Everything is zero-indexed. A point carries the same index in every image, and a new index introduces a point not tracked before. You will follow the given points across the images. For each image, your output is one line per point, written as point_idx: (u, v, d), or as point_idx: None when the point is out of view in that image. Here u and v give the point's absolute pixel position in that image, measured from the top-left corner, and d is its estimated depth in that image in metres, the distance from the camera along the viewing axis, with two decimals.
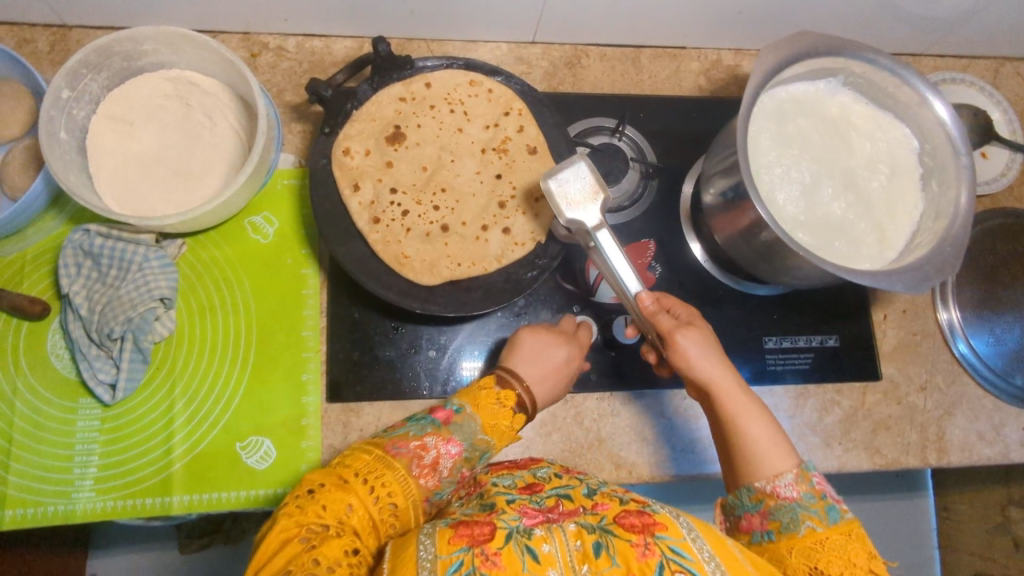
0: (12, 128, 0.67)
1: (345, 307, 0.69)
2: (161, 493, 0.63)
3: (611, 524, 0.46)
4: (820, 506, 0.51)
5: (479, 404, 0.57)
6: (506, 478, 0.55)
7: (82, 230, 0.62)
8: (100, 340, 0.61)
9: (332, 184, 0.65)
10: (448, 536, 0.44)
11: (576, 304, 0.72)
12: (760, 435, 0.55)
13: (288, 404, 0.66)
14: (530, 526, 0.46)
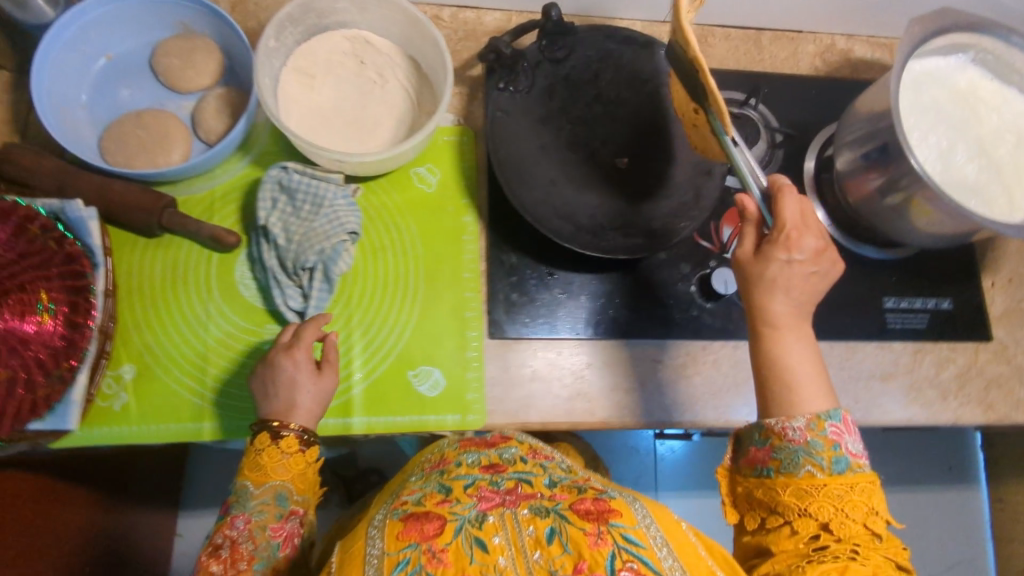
0: (204, 77, 0.72)
1: (504, 253, 0.73)
2: (342, 414, 0.68)
3: (566, 509, 0.56)
4: (827, 453, 0.56)
5: (263, 466, 0.60)
6: (473, 454, 0.64)
7: (280, 167, 0.67)
8: (294, 269, 0.66)
9: (503, 134, 0.70)
10: (397, 530, 0.54)
11: (712, 259, 0.77)
12: (798, 361, 0.60)
13: (454, 339, 0.71)
14: (483, 514, 0.56)
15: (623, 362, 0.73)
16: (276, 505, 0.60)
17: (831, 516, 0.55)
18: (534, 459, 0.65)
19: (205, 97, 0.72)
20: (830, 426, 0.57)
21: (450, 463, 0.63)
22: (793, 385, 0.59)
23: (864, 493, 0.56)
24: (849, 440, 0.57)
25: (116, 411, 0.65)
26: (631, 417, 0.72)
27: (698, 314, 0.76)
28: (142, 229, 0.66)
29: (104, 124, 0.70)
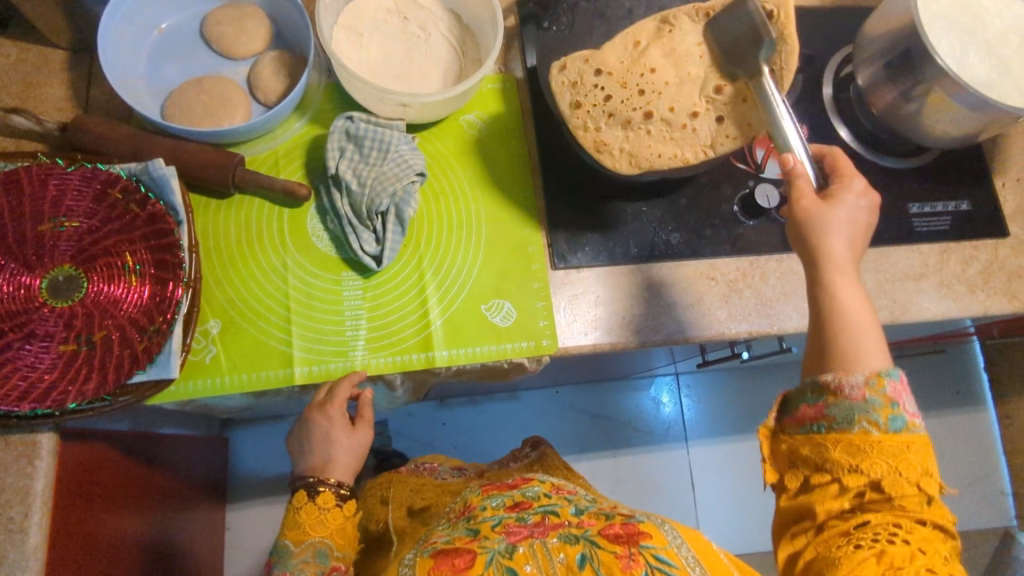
0: (256, 42, 0.75)
1: (559, 187, 0.77)
2: (424, 349, 0.70)
3: (596, 535, 0.71)
4: (884, 411, 0.56)
5: (302, 522, 0.71)
6: (497, 498, 0.82)
7: (345, 117, 0.70)
8: (369, 213, 0.69)
9: (550, 71, 0.73)
10: (430, 565, 0.70)
11: (750, 179, 0.82)
12: (851, 297, 0.60)
13: (521, 270, 0.75)
14: (513, 546, 0.71)
15: (679, 282, 0.77)
16: (317, 561, 0.69)
17: (885, 467, 0.56)
18: (559, 495, 0.83)
19: (258, 61, 0.75)
20: (888, 382, 0.57)
21: (475, 509, 0.81)
22: (852, 332, 0.59)
23: (917, 450, 0.56)
24: (906, 399, 0.58)
25: (208, 362, 0.66)
26: (692, 331, 0.76)
27: (743, 231, 0.80)
28: (216, 186, 0.69)
29: (165, 94, 0.73)
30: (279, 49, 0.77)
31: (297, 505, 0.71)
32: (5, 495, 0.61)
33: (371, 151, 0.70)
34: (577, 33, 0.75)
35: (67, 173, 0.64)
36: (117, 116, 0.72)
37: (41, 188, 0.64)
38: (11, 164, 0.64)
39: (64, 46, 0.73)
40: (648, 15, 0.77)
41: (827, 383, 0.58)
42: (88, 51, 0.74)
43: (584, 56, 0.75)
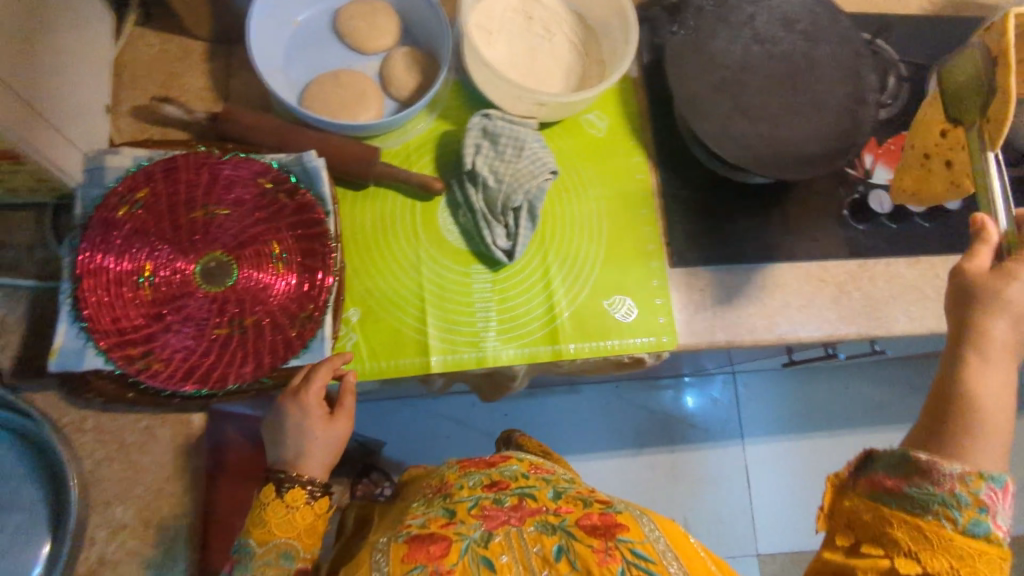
0: (387, 38, 0.76)
1: (676, 188, 0.79)
2: (552, 342, 0.72)
3: (571, 526, 0.66)
4: (970, 511, 0.48)
5: (265, 519, 0.61)
6: (475, 477, 0.77)
7: (482, 115, 0.72)
8: (504, 208, 0.71)
9: (677, 74, 0.75)
10: (401, 553, 0.64)
11: (861, 184, 0.83)
12: (996, 392, 0.52)
13: (641, 268, 0.76)
14: (487, 536, 0.66)
15: (792, 283, 0.79)
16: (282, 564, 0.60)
17: (950, 565, 0.48)
18: (535, 475, 0.78)
19: (390, 56, 0.76)
20: (987, 485, 0.48)
21: (451, 488, 0.76)
22: (988, 429, 0.51)
23: (990, 561, 0.48)
24: (1002, 510, 0.49)
25: (350, 349, 0.68)
26: (805, 331, 0.78)
27: (852, 235, 0.82)
28: (359, 177, 0.70)
29: (301, 87, 0.74)
30: (408, 46, 0.78)
31: (262, 497, 0.61)
32: (165, 471, 0.64)
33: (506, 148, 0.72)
34: (702, 38, 0.77)
35: (222, 161, 0.65)
36: (257, 107, 0.74)
37: (196, 174, 0.64)
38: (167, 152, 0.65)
39: (206, 38, 0.74)
40: (770, 21, 0.79)
41: (920, 465, 0.50)
42: (227, 43, 0.75)
43: (709, 60, 0.76)
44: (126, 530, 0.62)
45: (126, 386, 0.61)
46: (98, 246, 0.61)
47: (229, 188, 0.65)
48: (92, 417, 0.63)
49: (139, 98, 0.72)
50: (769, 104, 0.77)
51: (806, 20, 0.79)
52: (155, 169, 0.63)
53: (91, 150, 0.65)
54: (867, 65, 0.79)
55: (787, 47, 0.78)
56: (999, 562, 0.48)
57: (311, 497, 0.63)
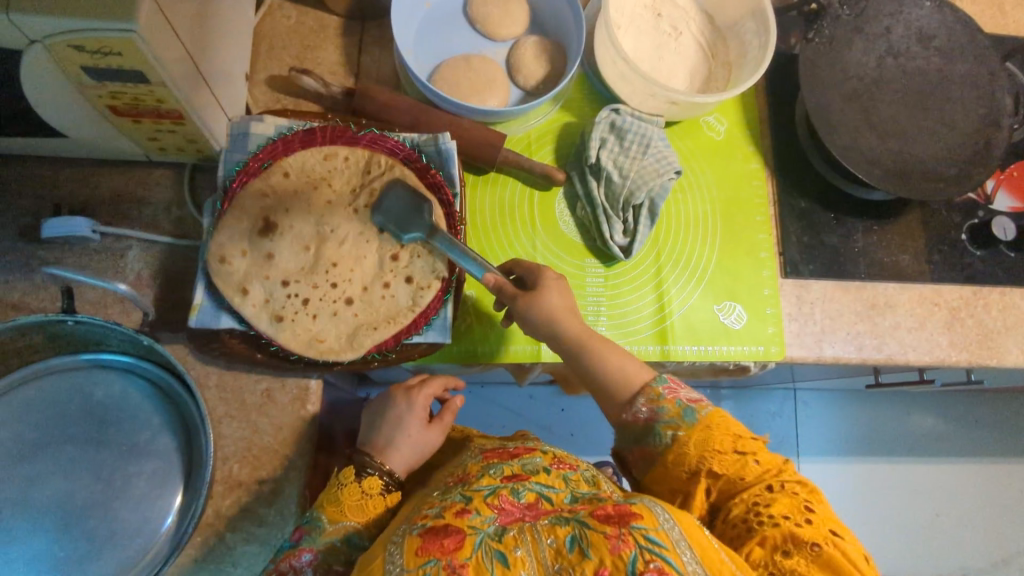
0: (518, 26, 0.76)
1: (795, 198, 0.78)
2: (661, 342, 0.72)
3: (587, 516, 0.52)
4: (674, 411, 0.58)
5: (343, 500, 0.58)
6: (497, 467, 0.63)
7: (610, 110, 0.72)
8: (625, 205, 0.71)
9: (811, 83, 0.74)
10: (416, 546, 0.51)
11: (980, 210, 0.81)
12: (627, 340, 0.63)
13: (753, 275, 0.75)
14: (502, 529, 0.53)
15: (903, 304, 0.78)
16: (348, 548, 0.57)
17: (733, 447, 0.55)
18: (557, 472, 0.63)
19: (520, 44, 0.76)
20: (662, 388, 0.59)
21: (472, 478, 0.61)
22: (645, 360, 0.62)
23: (722, 424, 0.57)
24: (684, 393, 0.60)
25: (462, 331, 0.69)
26: (914, 354, 0.76)
27: (970, 260, 0.79)
28: (484, 161, 0.71)
29: (431, 69, 0.75)
30: (536, 36, 0.78)
31: (346, 478, 0.60)
32: (282, 433, 0.64)
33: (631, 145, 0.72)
34: (837, 49, 0.75)
35: (357, 136, 0.66)
36: (387, 86, 0.75)
37: (331, 147, 0.66)
38: (305, 123, 0.66)
39: (341, 13, 0.75)
40: (906, 35, 0.77)
41: (623, 419, 0.60)
42: (360, 20, 0.76)
43: (843, 72, 0.75)
44: (243, 487, 0.62)
45: (255, 347, 0.62)
46: (239, 211, 0.63)
47: (361, 162, 0.66)
48: (216, 374, 0.64)
49: (274, 68, 0.73)
50: (900, 120, 0.75)
51: (943, 36, 0.78)
52: (295, 140, 0.65)
53: (236, 116, 0.65)
54: (1003, 88, 0.77)
55: (921, 63, 0.77)
56: (744, 430, 0.57)
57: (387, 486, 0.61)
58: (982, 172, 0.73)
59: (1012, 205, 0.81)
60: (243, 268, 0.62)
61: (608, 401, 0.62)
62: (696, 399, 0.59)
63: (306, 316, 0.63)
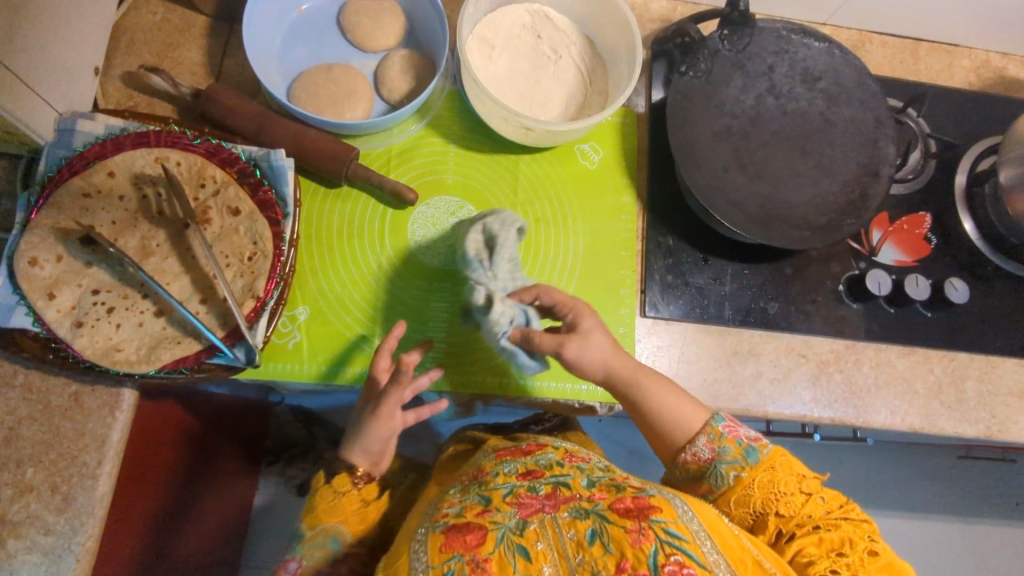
0: (389, 38, 0.74)
1: (663, 235, 0.75)
2: (500, 375, 0.70)
3: (605, 509, 0.54)
4: (736, 450, 0.59)
5: (322, 505, 0.63)
6: (509, 464, 0.64)
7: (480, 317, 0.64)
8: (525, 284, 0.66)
9: (679, 119, 0.71)
10: (440, 543, 0.54)
11: (862, 260, 0.78)
12: (659, 393, 0.63)
13: (608, 313, 0.73)
14: (523, 521, 0.55)
15: (769, 353, 0.75)
16: (329, 550, 0.62)
17: (799, 487, 0.57)
18: (571, 463, 0.64)
19: (388, 58, 0.74)
20: (723, 427, 0.61)
21: (487, 476, 0.63)
22: (666, 423, 0.63)
23: (783, 462, 0.58)
24: (746, 430, 0.61)
25: (291, 347, 0.67)
26: (773, 406, 0.73)
27: (844, 312, 0.77)
28: (328, 175, 0.69)
29: (294, 76, 0.73)
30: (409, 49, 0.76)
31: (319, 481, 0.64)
32: (83, 440, 0.63)
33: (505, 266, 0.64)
34: (713, 85, 0.73)
35: (193, 145, 0.65)
36: (247, 92, 0.73)
37: (165, 152, 0.64)
38: (141, 126, 0.65)
39: (209, 13, 0.74)
40: (790, 75, 0.74)
41: (680, 459, 0.62)
42: (229, 22, 0.75)
43: (716, 109, 0.72)
44: (33, 492, 0.61)
45: (48, 347, 0.61)
46: (55, 207, 0.61)
47: (195, 171, 0.65)
48: (23, 373, 0.63)
49: (132, 64, 0.72)
50: (773, 162, 0.72)
51: (830, 79, 0.75)
52: (125, 142, 0.64)
53: (68, 112, 0.64)
54: (887, 136, 0.74)
55: (803, 105, 0.74)
56: (807, 467, 0.59)
57: (359, 483, 0.64)
58: (852, 222, 0.70)
59: (896, 259, 0.79)
60: (56, 273, 0.61)
61: (660, 446, 0.64)
62: (756, 437, 0.60)
63: (107, 323, 0.61)
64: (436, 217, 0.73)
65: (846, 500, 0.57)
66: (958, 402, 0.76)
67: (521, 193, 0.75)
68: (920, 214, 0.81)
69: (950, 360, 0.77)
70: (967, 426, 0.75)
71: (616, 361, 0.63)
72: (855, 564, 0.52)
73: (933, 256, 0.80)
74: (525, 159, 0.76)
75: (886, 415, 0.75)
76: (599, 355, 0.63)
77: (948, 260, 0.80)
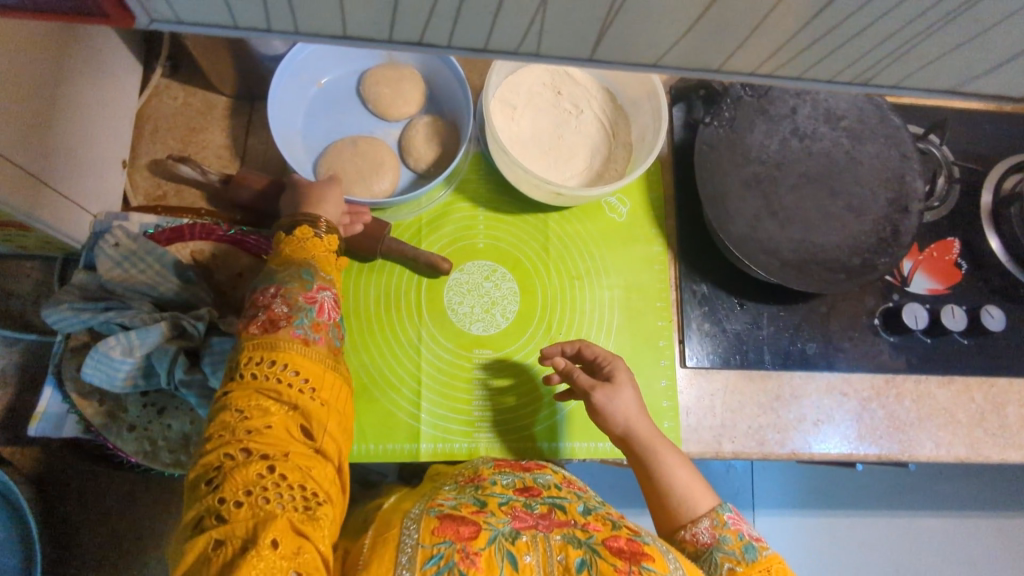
0: (411, 106, 0.74)
1: (696, 282, 0.75)
2: (549, 439, 0.70)
3: (599, 543, 0.52)
4: (737, 544, 0.57)
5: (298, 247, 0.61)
6: (508, 476, 0.62)
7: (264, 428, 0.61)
8: None
9: (706, 170, 0.72)
10: (433, 526, 0.52)
11: (896, 292, 0.78)
12: (672, 462, 0.62)
13: (650, 367, 0.73)
14: (516, 532, 0.52)
15: (810, 394, 0.75)
16: (303, 276, 0.59)
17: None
18: (568, 489, 0.63)
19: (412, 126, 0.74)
20: (727, 516, 0.59)
21: (483, 482, 0.61)
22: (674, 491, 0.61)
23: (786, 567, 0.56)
24: (749, 527, 0.59)
25: None
26: (820, 448, 0.73)
27: (881, 346, 0.77)
28: (362, 253, 0.70)
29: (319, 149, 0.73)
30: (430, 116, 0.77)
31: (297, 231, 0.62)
32: None
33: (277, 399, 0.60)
34: (737, 133, 0.73)
35: (226, 234, 0.66)
36: (274, 171, 0.73)
37: (198, 245, 0.65)
38: (173, 221, 0.66)
39: (231, 94, 0.74)
40: (813, 115, 0.74)
41: (678, 537, 0.60)
42: (250, 100, 0.75)
43: (743, 157, 0.72)
44: None
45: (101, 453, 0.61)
46: None
47: (230, 260, 0.66)
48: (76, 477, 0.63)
49: (158, 152, 0.72)
50: (804, 206, 0.72)
51: (852, 116, 0.75)
52: (161, 239, 0.64)
53: (103, 213, 0.65)
54: (914, 170, 0.74)
55: (828, 144, 0.74)
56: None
57: (322, 230, 0.63)
58: (886, 261, 0.71)
59: (929, 288, 0.79)
60: None
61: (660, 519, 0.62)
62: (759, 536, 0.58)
63: (160, 424, 0.60)
64: (471, 283, 0.73)
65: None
66: (1002, 429, 0.76)
67: (553, 251, 0.76)
68: (948, 241, 0.81)
69: (991, 387, 0.77)
70: (1013, 453, 0.75)
71: (636, 421, 0.63)
72: None
73: (965, 282, 0.80)
74: (554, 218, 0.77)
75: (931, 448, 0.75)
76: (623, 413, 0.63)
77: (981, 285, 0.80)
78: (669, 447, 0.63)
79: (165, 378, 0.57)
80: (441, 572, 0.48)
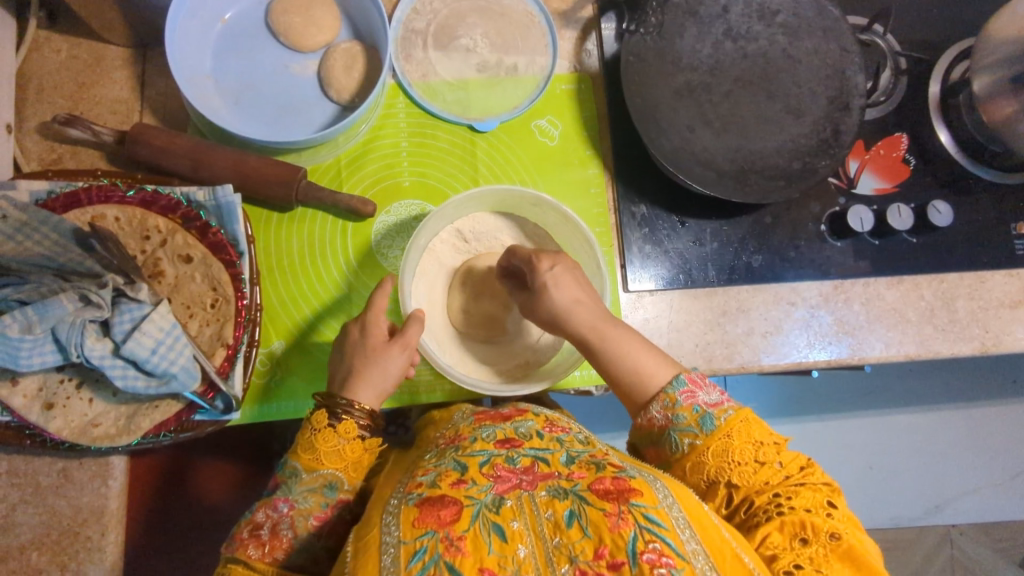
0: (343, 81, 0.69)
1: (635, 204, 0.73)
2: None
3: (585, 489, 0.48)
4: (692, 418, 0.54)
5: (319, 445, 0.55)
6: (487, 428, 0.56)
7: (125, 384, 0.56)
8: (147, 369, 0.55)
9: (632, 83, 0.68)
10: (413, 517, 0.46)
11: (842, 196, 0.76)
12: (628, 351, 0.59)
13: None
14: (500, 498, 0.48)
15: (758, 306, 0.73)
16: (324, 498, 0.55)
17: (754, 455, 0.52)
18: (552, 435, 0.56)
19: (333, 43, 0.71)
20: (680, 394, 0.56)
21: (464, 440, 0.55)
22: (615, 371, 0.59)
23: (749, 424, 0.54)
24: (704, 395, 0.56)
25: (275, 385, 0.67)
26: (770, 359, 0.72)
27: (828, 253, 0.75)
28: (278, 203, 0.67)
29: (237, 97, 0.68)
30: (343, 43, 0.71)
31: (344, 424, 0.56)
32: (82, 515, 0.62)
33: (157, 360, 0.55)
34: (665, 40, 0.69)
35: (127, 196, 0.61)
36: (179, 123, 0.69)
37: (100, 210, 0.60)
38: (68, 184, 0.61)
39: (118, 42, 0.68)
40: (746, 13, 0.70)
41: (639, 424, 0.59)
42: (141, 47, 0.69)
43: (673, 65, 0.68)
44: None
45: (24, 434, 0.59)
46: None
47: (135, 223, 0.61)
48: (6, 460, 0.62)
49: (46, 113, 0.66)
50: (741, 112, 0.68)
51: (788, 11, 0.70)
52: (55, 207, 0.59)
53: None
54: (855, 63, 0.69)
55: (763, 44, 0.70)
56: (769, 431, 0.54)
57: (364, 432, 0.57)
58: (827, 164, 0.68)
59: (876, 187, 0.76)
60: None
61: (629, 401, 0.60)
62: (716, 403, 0.55)
63: (79, 399, 0.58)
64: (400, 224, 0.71)
65: (808, 463, 0.53)
66: (954, 325, 0.75)
67: (484, 183, 0.73)
68: (896, 136, 0.78)
69: (939, 283, 0.76)
70: (964, 347, 0.74)
71: (575, 315, 0.60)
72: (817, 555, 0.46)
73: (913, 178, 0.77)
74: (483, 147, 0.73)
75: (882, 348, 0.74)
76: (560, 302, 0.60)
77: (930, 180, 0.77)
78: (627, 332, 0.60)
79: (73, 350, 0.54)
80: (428, 567, 0.43)
